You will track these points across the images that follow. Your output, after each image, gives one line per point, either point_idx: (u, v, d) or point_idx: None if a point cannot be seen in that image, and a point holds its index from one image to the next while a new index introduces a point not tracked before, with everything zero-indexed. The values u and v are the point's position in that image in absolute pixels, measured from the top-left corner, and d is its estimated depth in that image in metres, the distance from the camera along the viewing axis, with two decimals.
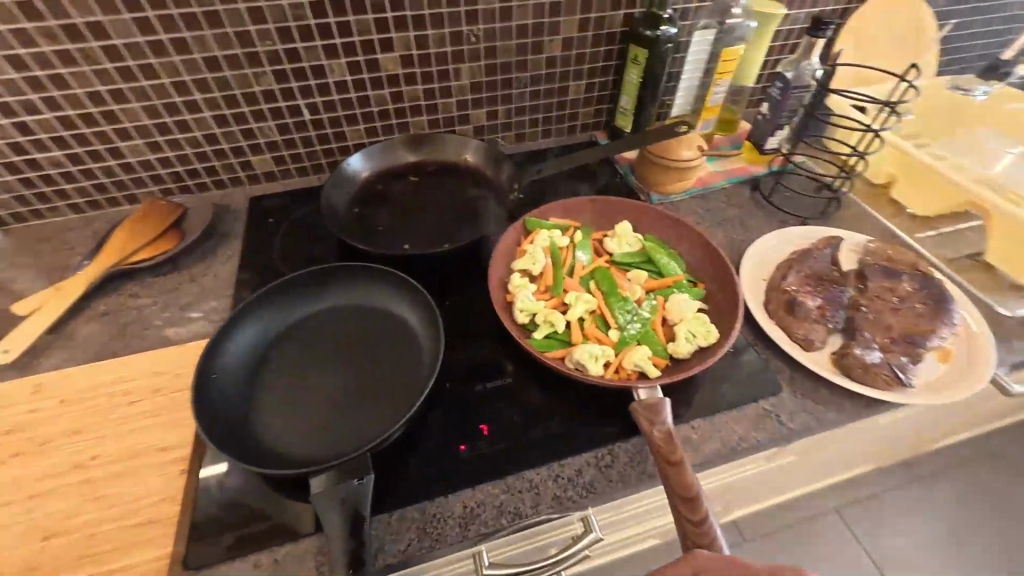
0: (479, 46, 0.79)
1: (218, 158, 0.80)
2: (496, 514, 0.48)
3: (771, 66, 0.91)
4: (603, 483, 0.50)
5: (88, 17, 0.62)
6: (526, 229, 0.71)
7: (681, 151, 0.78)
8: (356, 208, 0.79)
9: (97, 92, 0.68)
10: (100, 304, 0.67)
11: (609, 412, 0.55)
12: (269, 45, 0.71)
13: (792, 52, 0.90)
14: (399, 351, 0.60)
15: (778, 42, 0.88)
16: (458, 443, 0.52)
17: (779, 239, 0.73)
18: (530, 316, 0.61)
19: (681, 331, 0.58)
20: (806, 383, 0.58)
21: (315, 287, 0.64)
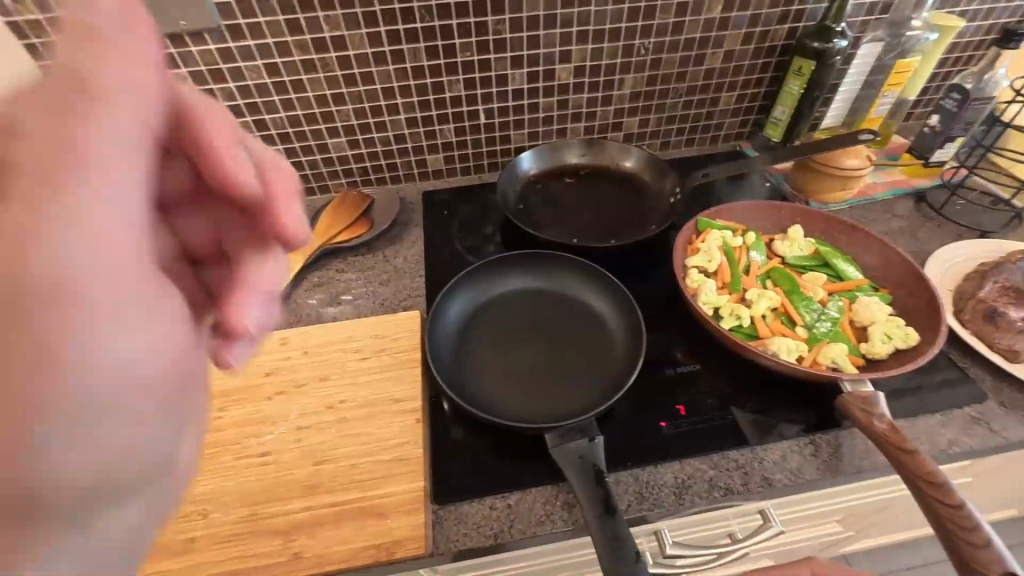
0: (646, 58, 0.85)
1: (401, 155, 0.90)
2: (708, 487, 0.50)
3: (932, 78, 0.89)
4: (810, 470, 0.51)
5: (335, 32, 0.74)
6: (696, 229, 0.74)
7: (845, 160, 0.79)
8: (521, 203, 0.86)
9: (323, 95, 0.80)
10: (311, 276, 0.77)
11: (805, 405, 0.56)
12: (468, 56, 0.80)
13: (969, 61, 0.87)
14: (587, 336, 0.65)
15: (955, 54, 0.86)
16: (659, 420, 0.56)
17: (962, 251, 0.71)
18: (714, 310, 0.64)
19: (876, 332, 0.59)
20: (1014, 394, 0.57)
21: (502, 272, 0.71)
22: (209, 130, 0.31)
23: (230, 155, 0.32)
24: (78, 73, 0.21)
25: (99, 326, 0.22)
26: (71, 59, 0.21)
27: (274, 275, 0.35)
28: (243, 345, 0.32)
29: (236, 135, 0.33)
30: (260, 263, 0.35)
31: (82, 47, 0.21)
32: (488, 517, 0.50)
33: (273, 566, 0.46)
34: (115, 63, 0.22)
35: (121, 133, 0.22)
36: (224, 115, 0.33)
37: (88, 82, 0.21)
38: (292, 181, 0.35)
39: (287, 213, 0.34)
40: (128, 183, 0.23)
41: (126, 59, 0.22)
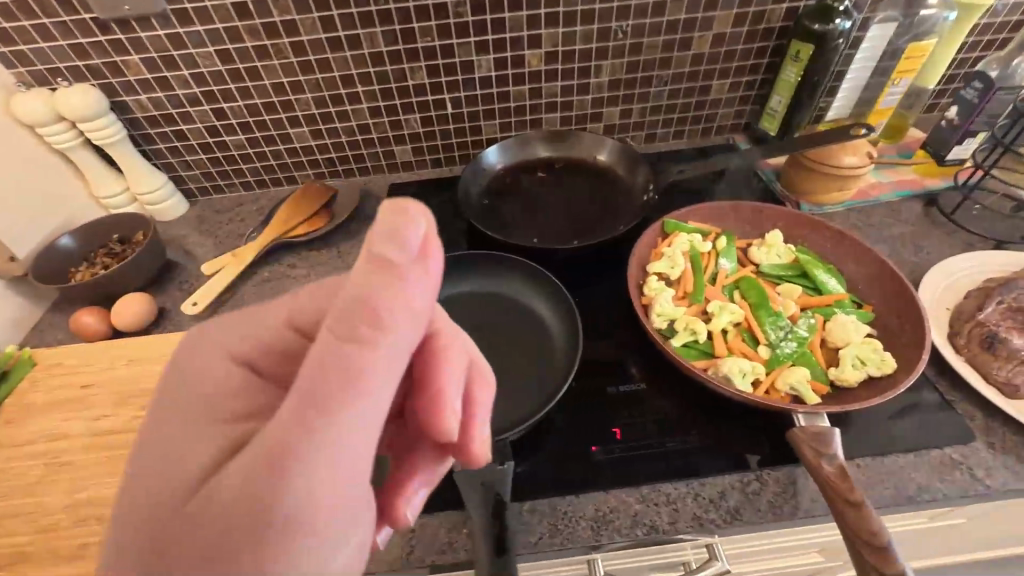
0: (625, 42, 0.78)
1: (366, 146, 0.87)
2: (631, 523, 0.46)
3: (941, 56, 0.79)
4: (749, 512, 0.46)
5: (285, 16, 0.70)
6: (663, 231, 0.67)
7: (842, 157, 0.70)
8: (486, 199, 0.82)
9: (280, 83, 0.78)
10: (262, 271, 0.75)
11: (755, 436, 0.50)
12: (428, 41, 0.75)
13: (1005, 44, 0.77)
14: (531, 345, 0.60)
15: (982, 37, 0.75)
16: (590, 443, 0.51)
17: (968, 264, 0.62)
18: (669, 322, 0.58)
19: (847, 356, 0.52)
20: (1008, 435, 0.49)
21: (451, 272, 0.67)
22: (448, 355, 0.40)
23: (450, 402, 0.39)
24: (369, 304, 0.28)
25: (317, 505, 0.28)
26: (366, 286, 0.28)
27: (443, 467, 0.43)
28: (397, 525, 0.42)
29: (460, 363, 0.40)
30: (436, 465, 0.44)
31: (378, 281, 0.28)
32: (391, 541, 0.47)
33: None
34: (397, 299, 0.28)
35: (381, 362, 0.29)
36: (456, 343, 0.41)
37: (370, 311, 0.28)
38: (488, 396, 0.44)
39: (477, 435, 0.42)
40: (373, 405, 0.29)
41: (409, 297, 0.29)
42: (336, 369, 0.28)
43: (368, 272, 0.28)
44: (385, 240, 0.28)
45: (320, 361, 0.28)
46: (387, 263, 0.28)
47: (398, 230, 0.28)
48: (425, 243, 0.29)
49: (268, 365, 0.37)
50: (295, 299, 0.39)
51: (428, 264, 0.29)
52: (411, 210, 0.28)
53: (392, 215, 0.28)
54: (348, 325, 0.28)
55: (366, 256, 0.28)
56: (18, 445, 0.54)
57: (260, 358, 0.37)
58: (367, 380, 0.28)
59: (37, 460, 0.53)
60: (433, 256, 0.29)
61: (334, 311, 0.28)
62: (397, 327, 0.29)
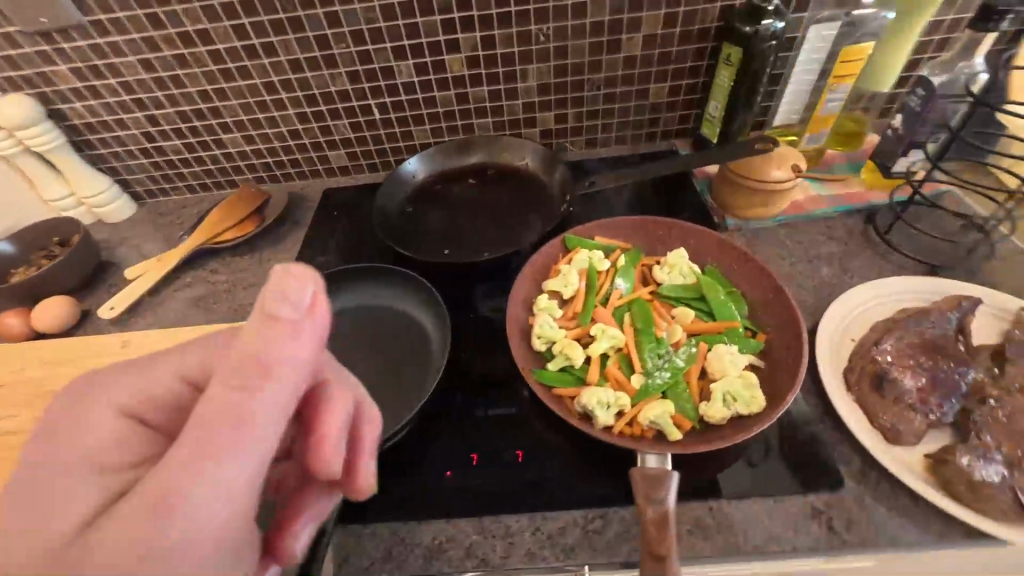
0: (548, 46, 0.75)
1: (300, 151, 0.88)
2: (463, 555, 0.45)
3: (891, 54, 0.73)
4: (585, 550, 0.45)
5: (197, 25, 0.71)
6: (566, 247, 0.65)
7: (770, 170, 0.65)
8: (410, 206, 0.80)
9: (205, 91, 0.79)
10: (185, 276, 0.78)
11: (611, 471, 0.49)
12: (344, 48, 0.75)
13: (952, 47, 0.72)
14: (412, 361, 0.59)
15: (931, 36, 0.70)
16: (445, 468, 0.51)
17: (888, 293, 0.57)
18: (548, 345, 0.56)
19: (718, 391, 0.49)
20: (881, 484, 0.45)
21: (350, 281, 0.67)
22: (332, 398, 0.39)
23: (331, 442, 0.37)
24: (258, 358, 0.28)
25: (198, 556, 0.28)
26: (255, 341, 0.28)
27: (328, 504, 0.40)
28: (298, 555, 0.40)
29: (347, 404, 0.40)
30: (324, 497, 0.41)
31: (269, 335, 0.28)
32: None
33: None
34: (285, 353, 0.28)
35: (272, 414, 0.29)
36: (342, 385, 0.41)
37: (260, 364, 0.28)
38: (375, 432, 0.42)
39: (361, 467, 0.41)
40: (260, 454, 0.29)
41: (300, 348, 0.29)
42: (225, 421, 0.28)
43: (258, 327, 0.28)
44: (275, 299, 0.28)
45: (207, 413, 0.27)
46: (279, 319, 0.28)
47: (285, 287, 0.28)
48: (314, 299, 0.29)
49: (158, 417, 0.35)
50: (190, 350, 0.37)
51: (319, 317, 0.29)
52: (304, 274, 0.28)
53: (282, 277, 0.28)
54: (236, 377, 0.28)
55: (257, 313, 0.28)
56: None
57: (149, 410, 0.35)
58: (257, 430, 0.28)
59: None
60: (323, 310, 0.29)
61: (224, 366, 0.28)
62: (288, 378, 0.29)
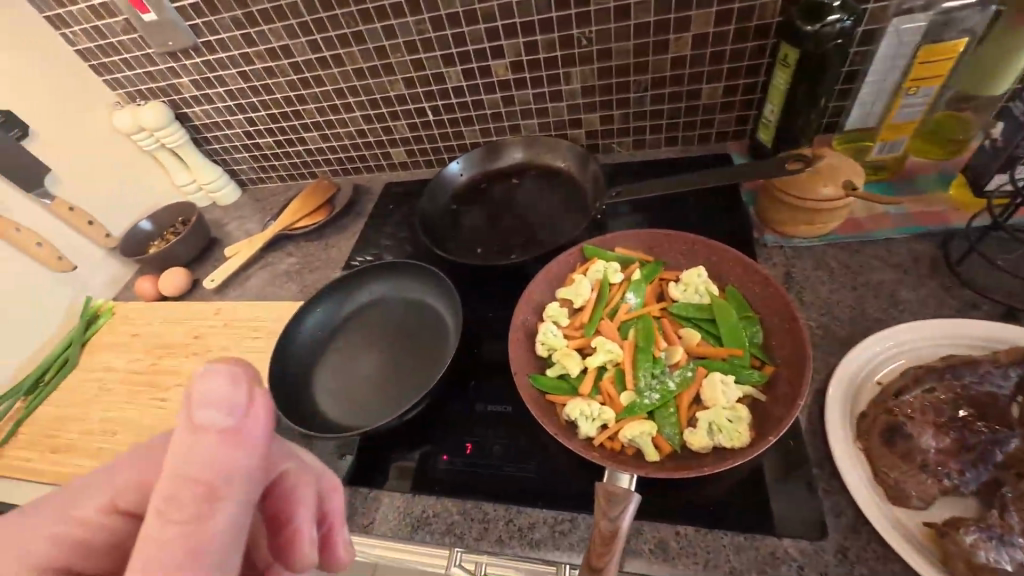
0: (591, 49, 0.75)
1: (367, 148, 0.97)
2: (444, 530, 0.51)
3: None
4: (550, 547, 0.48)
5: (281, 42, 0.82)
6: (584, 256, 0.66)
7: (817, 186, 0.59)
8: (453, 205, 0.86)
9: (288, 96, 0.91)
10: (268, 256, 0.92)
11: (588, 481, 0.51)
12: (399, 56, 0.81)
13: None
14: (429, 354, 0.65)
15: None
16: (442, 452, 0.57)
17: (935, 335, 0.51)
18: (549, 352, 0.59)
19: (702, 419, 0.48)
20: (870, 543, 0.43)
21: (387, 276, 0.74)
22: (293, 488, 0.36)
23: (304, 538, 0.36)
24: (199, 472, 0.25)
25: None
26: (189, 457, 0.25)
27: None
28: None
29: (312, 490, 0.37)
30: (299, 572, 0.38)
31: (204, 445, 0.25)
32: None
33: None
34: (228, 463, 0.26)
35: (227, 529, 0.26)
36: (302, 467, 0.37)
37: (203, 478, 0.25)
38: (339, 498, 0.40)
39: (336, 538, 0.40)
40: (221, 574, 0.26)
41: (243, 454, 0.26)
42: (174, 550, 0.25)
43: (190, 439, 0.25)
44: (202, 410, 0.25)
45: (152, 545, 0.25)
46: (210, 428, 0.25)
47: (207, 393, 0.25)
48: (248, 398, 0.26)
49: (90, 561, 0.32)
50: (113, 479, 0.32)
51: (256, 419, 0.27)
52: (223, 375, 0.26)
53: (203, 383, 0.25)
54: (178, 499, 0.25)
55: (184, 426, 0.25)
56: (89, 370, 0.80)
57: (77, 556, 0.32)
58: (214, 549, 0.25)
59: (97, 383, 0.77)
60: (260, 407, 0.26)
61: (160, 491, 0.25)
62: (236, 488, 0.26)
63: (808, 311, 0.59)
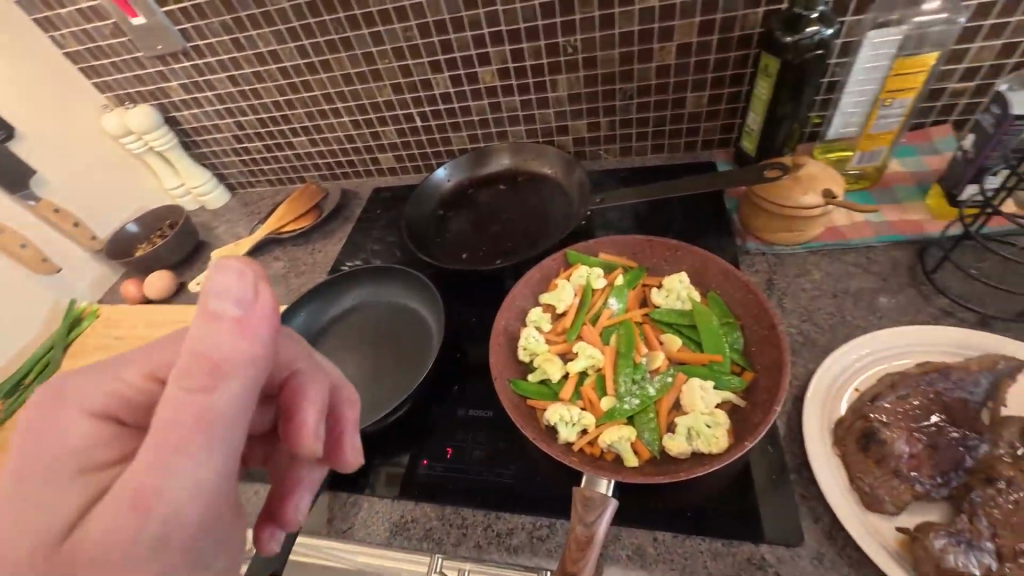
0: (577, 57, 0.76)
1: (356, 153, 0.98)
2: (422, 536, 0.51)
3: (975, 57, 0.63)
4: (527, 553, 0.48)
5: (269, 47, 0.82)
6: (568, 262, 0.66)
7: (797, 195, 0.59)
8: (441, 210, 0.86)
9: (277, 101, 0.91)
10: (254, 260, 0.92)
11: (566, 486, 0.51)
12: (387, 62, 0.82)
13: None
14: (412, 357, 0.65)
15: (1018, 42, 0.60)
16: (422, 457, 0.57)
17: (910, 342, 0.51)
18: (531, 356, 0.59)
19: (680, 424, 0.48)
20: (845, 548, 0.43)
21: (372, 279, 0.74)
22: (302, 384, 0.38)
23: (310, 431, 0.37)
24: (207, 353, 0.27)
25: (182, 541, 0.28)
26: (201, 340, 0.27)
27: (318, 475, 0.43)
28: (292, 525, 0.41)
29: (322, 388, 0.39)
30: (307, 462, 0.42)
31: (215, 330, 0.27)
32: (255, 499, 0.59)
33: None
34: (236, 346, 0.28)
35: (232, 408, 0.28)
36: (315, 369, 0.40)
37: (211, 357, 0.27)
38: (352, 408, 0.43)
39: (347, 443, 0.42)
40: (227, 440, 0.28)
41: (249, 340, 0.28)
42: (186, 413, 0.27)
43: (202, 322, 0.27)
44: (215, 297, 0.27)
45: (169, 408, 0.27)
46: (222, 314, 0.27)
47: (218, 282, 0.27)
48: (255, 293, 0.28)
49: (138, 416, 0.32)
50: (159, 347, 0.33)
51: (263, 310, 0.29)
52: (233, 268, 0.28)
53: (215, 275, 0.27)
54: (189, 371, 0.27)
55: (198, 311, 0.27)
56: (70, 374, 0.79)
57: (125, 409, 0.32)
58: (221, 420, 0.28)
59: None
60: (267, 300, 0.28)
61: (175, 366, 0.27)
62: (244, 370, 0.28)
63: (788, 318, 0.60)
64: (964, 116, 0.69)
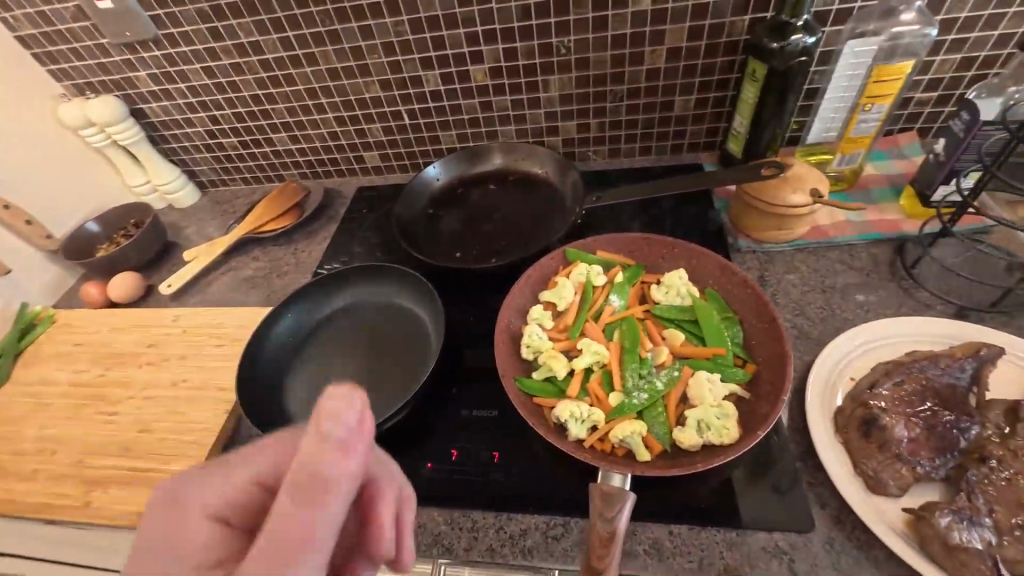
0: (570, 58, 0.76)
1: (339, 151, 0.94)
2: (431, 542, 0.49)
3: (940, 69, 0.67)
4: (542, 554, 0.47)
5: (250, 37, 0.79)
6: (567, 259, 0.66)
7: (787, 193, 0.62)
8: (430, 209, 0.84)
9: (257, 95, 0.87)
10: (232, 261, 0.87)
11: (578, 484, 0.50)
12: (376, 58, 0.80)
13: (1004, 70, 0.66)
14: (410, 359, 0.63)
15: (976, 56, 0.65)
16: (426, 460, 0.55)
17: (897, 332, 0.54)
18: (535, 354, 0.58)
19: (690, 417, 0.49)
20: (854, 531, 0.44)
21: (363, 279, 0.71)
22: (380, 490, 0.35)
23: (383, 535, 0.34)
24: (314, 477, 0.26)
25: None
26: (312, 462, 0.26)
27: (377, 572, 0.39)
28: None
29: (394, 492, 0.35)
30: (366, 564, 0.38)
31: (325, 455, 0.26)
32: None
33: (63, 508, 0.56)
34: (340, 472, 0.26)
35: (329, 532, 0.26)
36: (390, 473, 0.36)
37: (319, 482, 0.26)
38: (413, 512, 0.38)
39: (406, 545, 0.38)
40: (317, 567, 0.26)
41: (352, 464, 0.26)
42: (290, 536, 0.26)
43: (316, 444, 0.26)
44: (328, 422, 0.26)
45: (277, 529, 0.26)
46: (331, 440, 0.26)
47: (330, 407, 0.26)
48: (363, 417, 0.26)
49: (246, 520, 0.31)
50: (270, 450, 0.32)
51: (370, 432, 0.27)
52: (350, 392, 0.26)
53: (333, 399, 0.26)
54: (299, 494, 0.26)
55: (312, 433, 0.26)
56: (24, 384, 0.72)
57: (237, 511, 0.31)
58: (317, 547, 0.26)
59: (31, 398, 0.69)
60: (371, 425, 0.27)
61: (285, 487, 0.26)
62: (344, 494, 0.26)
63: (782, 312, 0.62)
64: (928, 123, 0.74)
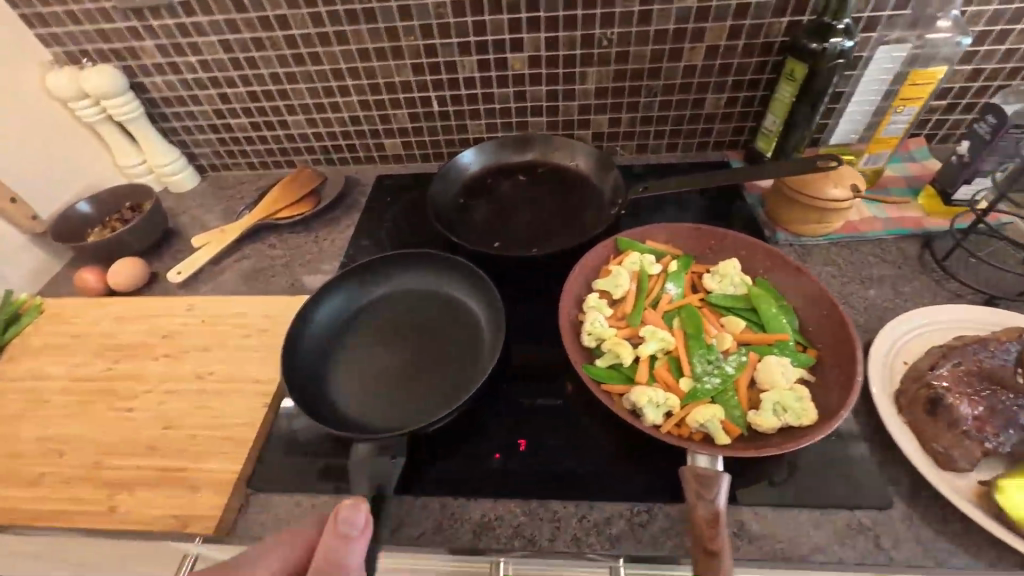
0: (610, 50, 0.76)
1: (358, 137, 0.90)
2: (511, 535, 0.47)
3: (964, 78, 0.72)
4: (630, 541, 0.46)
5: (277, 11, 0.75)
6: (617, 248, 0.66)
7: (827, 188, 0.64)
8: (461, 198, 0.82)
9: (276, 74, 0.82)
10: (245, 248, 0.81)
11: (656, 470, 0.50)
12: (412, 41, 0.77)
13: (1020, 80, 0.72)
14: (462, 348, 0.61)
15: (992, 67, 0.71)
16: (494, 451, 0.53)
17: (942, 318, 0.57)
18: (597, 342, 0.57)
19: (766, 401, 0.49)
20: (929, 506, 0.46)
21: (404, 266, 0.68)
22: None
23: None
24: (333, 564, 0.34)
25: None
26: (329, 553, 0.34)
27: None
28: None
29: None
30: None
31: (339, 546, 0.34)
32: (294, 512, 0.51)
33: (81, 515, 0.50)
34: (352, 559, 0.35)
35: None
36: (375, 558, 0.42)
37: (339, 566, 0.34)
38: None
39: None
40: None
41: (358, 550, 0.35)
42: None
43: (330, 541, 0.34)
44: (344, 523, 0.35)
45: None
46: (343, 536, 0.35)
47: (342, 514, 0.35)
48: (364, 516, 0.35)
49: None
50: (268, 555, 0.37)
51: (371, 527, 0.36)
52: (356, 503, 0.35)
53: (344, 509, 0.34)
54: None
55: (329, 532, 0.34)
56: (11, 380, 0.63)
57: None
58: None
59: (24, 394, 0.62)
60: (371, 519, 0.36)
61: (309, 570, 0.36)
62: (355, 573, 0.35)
63: None
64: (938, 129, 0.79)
